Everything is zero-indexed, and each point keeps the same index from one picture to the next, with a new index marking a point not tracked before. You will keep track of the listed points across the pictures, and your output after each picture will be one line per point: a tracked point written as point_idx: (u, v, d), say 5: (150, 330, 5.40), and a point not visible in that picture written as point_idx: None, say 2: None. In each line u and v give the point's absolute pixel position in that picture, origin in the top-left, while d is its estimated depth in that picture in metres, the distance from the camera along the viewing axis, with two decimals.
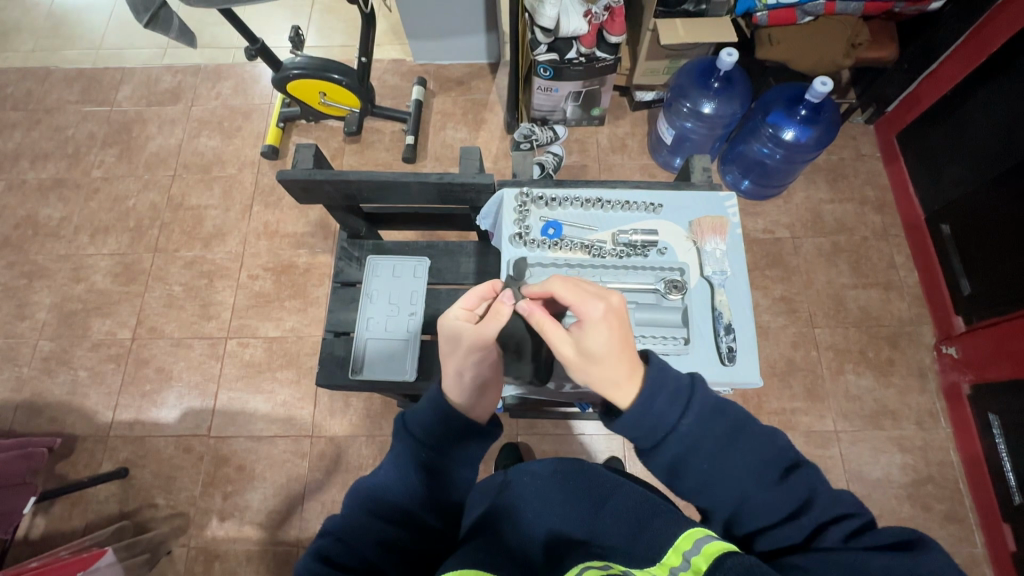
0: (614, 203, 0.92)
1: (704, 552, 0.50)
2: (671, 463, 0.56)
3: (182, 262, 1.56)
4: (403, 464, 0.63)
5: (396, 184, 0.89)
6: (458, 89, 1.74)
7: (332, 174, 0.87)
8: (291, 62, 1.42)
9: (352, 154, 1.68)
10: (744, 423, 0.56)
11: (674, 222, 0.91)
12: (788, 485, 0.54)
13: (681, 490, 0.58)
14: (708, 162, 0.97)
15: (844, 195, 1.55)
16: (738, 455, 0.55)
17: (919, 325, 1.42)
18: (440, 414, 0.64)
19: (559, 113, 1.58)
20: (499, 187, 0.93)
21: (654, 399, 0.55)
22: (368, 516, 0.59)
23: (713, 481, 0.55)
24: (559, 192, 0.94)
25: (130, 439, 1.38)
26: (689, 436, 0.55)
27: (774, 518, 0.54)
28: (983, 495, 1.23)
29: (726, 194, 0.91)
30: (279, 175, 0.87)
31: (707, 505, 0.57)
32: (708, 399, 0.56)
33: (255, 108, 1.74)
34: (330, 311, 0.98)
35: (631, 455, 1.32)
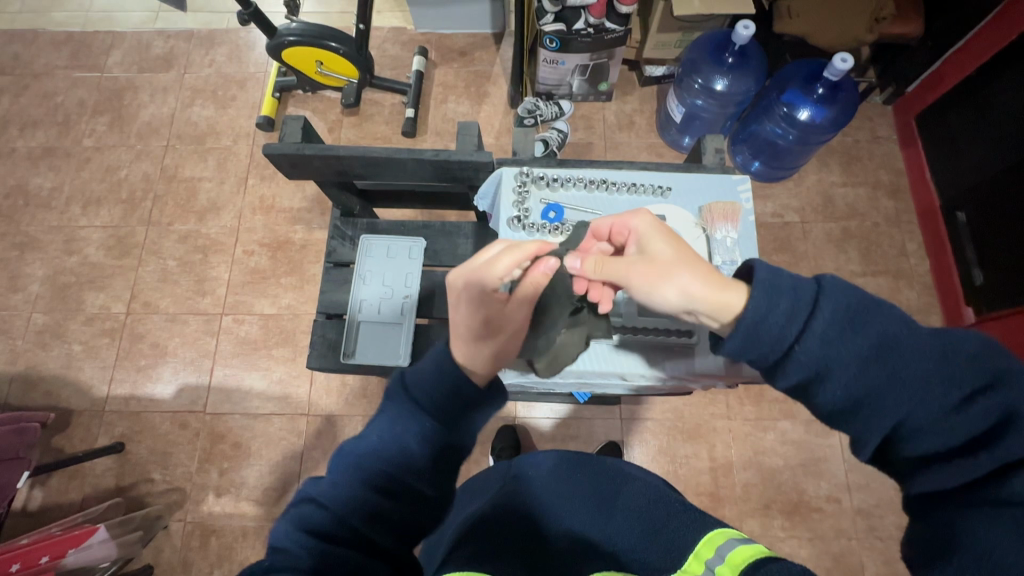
0: (619, 185, 0.88)
1: (726, 561, 0.46)
2: (801, 383, 0.53)
3: (177, 236, 1.52)
4: (399, 428, 0.59)
5: (390, 160, 0.85)
6: (461, 60, 1.67)
7: (322, 150, 0.83)
8: (286, 29, 1.36)
9: (349, 127, 1.62)
10: (897, 337, 0.50)
11: (682, 206, 0.87)
12: (965, 413, 0.47)
13: (821, 412, 0.54)
14: (721, 143, 0.93)
15: (858, 178, 1.50)
16: (888, 373, 0.49)
17: (928, 314, 1.39)
18: (444, 377, 0.61)
19: (564, 87, 1.52)
20: (498, 166, 0.89)
21: (771, 315, 0.52)
22: (362, 488, 0.55)
23: (859, 403, 0.51)
24: (561, 172, 0.89)
25: (126, 414, 1.37)
26: (814, 356, 0.51)
27: (938, 445, 0.48)
28: None
29: (739, 178, 0.87)
30: (265, 149, 0.83)
31: (853, 430, 0.52)
32: (838, 313, 0.51)
33: (250, 77, 1.68)
34: (322, 292, 0.95)
35: (629, 439, 1.31)
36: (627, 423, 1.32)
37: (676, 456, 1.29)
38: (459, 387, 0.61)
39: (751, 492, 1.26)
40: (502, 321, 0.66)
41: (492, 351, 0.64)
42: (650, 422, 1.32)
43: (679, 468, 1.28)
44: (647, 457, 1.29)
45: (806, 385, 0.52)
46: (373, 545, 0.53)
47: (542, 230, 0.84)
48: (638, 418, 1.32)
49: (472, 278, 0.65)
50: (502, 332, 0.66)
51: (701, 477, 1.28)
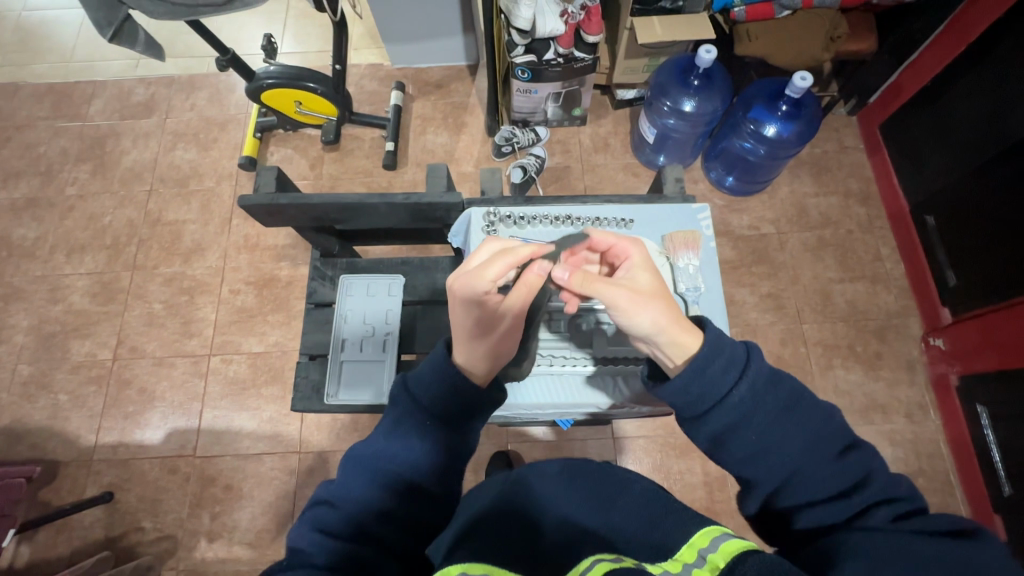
0: (584, 220, 0.90)
1: (721, 550, 0.50)
2: (716, 432, 0.57)
3: (162, 279, 1.53)
4: (402, 429, 0.62)
5: (363, 206, 0.88)
6: (437, 92, 1.71)
7: (297, 198, 0.86)
8: (264, 72, 1.39)
9: (331, 162, 1.65)
10: (803, 397, 0.56)
11: (645, 237, 0.90)
12: (842, 465, 0.53)
13: (726, 460, 0.58)
14: (680, 174, 0.97)
15: (829, 188, 1.55)
16: (793, 427, 0.55)
17: (906, 317, 1.41)
18: (446, 379, 0.63)
19: (539, 114, 1.56)
20: (468, 206, 0.92)
21: (710, 362, 0.57)
22: (372, 488, 0.58)
23: (763, 451, 0.55)
24: (527, 210, 0.92)
25: (114, 462, 1.36)
26: (741, 407, 0.56)
27: (818, 493, 0.53)
28: (973, 481, 1.23)
29: (698, 207, 0.90)
30: (241, 201, 0.85)
31: (752, 475, 0.56)
32: (763, 370, 0.57)
33: (232, 118, 1.71)
34: (304, 333, 0.96)
35: (623, 459, 1.31)
36: (619, 443, 1.32)
37: (670, 473, 1.29)
38: (455, 383, 0.63)
39: None
40: (496, 321, 0.67)
41: (489, 349, 0.66)
42: (642, 440, 1.32)
43: (674, 485, 1.28)
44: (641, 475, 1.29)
45: (721, 433, 0.57)
46: (382, 541, 0.56)
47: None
48: (630, 437, 1.33)
49: (466, 285, 0.66)
50: (496, 330, 0.67)
51: (696, 493, 1.28)
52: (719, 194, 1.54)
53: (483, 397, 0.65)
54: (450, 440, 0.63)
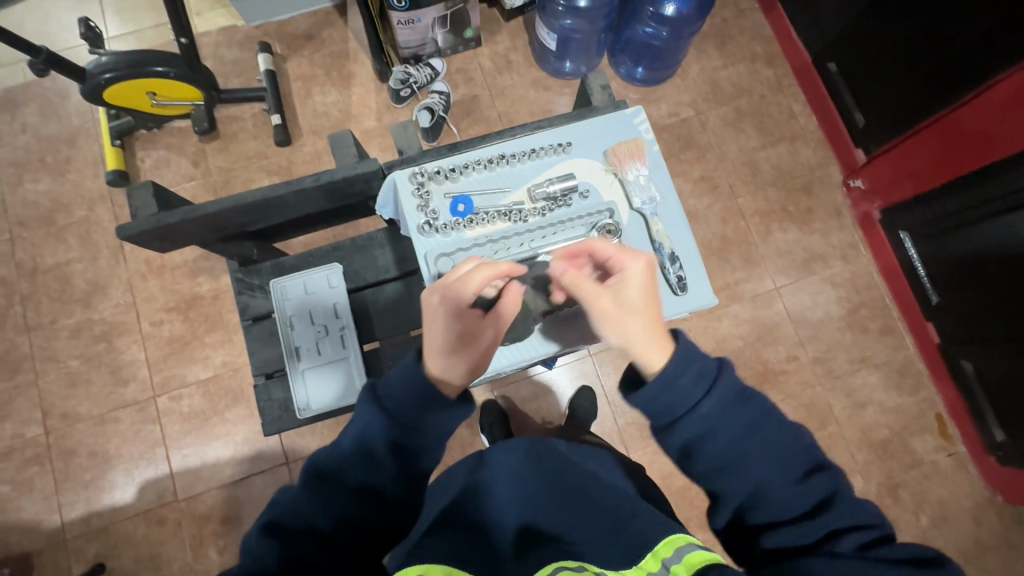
0: (520, 155, 0.86)
1: (684, 561, 0.50)
2: (686, 444, 0.59)
3: (68, 332, 1.35)
4: (368, 440, 0.59)
5: (269, 201, 0.81)
6: (310, 45, 1.51)
7: (185, 213, 0.77)
8: (96, 66, 1.17)
9: (215, 154, 1.46)
10: (770, 414, 0.58)
11: (587, 156, 0.87)
12: (807, 485, 0.56)
13: (697, 472, 0.60)
14: (604, 81, 0.93)
15: (735, 57, 1.53)
16: (755, 439, 0.57)
17: (827, 166, 1.48)
18: (415, 389, 0.62)
19: (429, 45, 1.42)
20: (389, 171, 0.86)
21: (679, 375, 0.58)
22: (330, 494, 0.55)
23: (730, 463, 0.57)
24: (456, 159, 0.86)
25: (92, 534, 1.26)
26: (708, 416, 0.58)
27: (782, 513, 0.55)
28: (906, 300, 1.37)
29: (633, 111, 0.87)
30: (120, 233, 0.76)
31: (721, 488, 0.58)
32: (733, 385, 0.59)
33: (78, 130, 1.45)
34: (252, 353, 0.89)
35: (605, 371, 1.34)
36: (598, 358, 1.35)
37: None
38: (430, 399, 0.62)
39: None
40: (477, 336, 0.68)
41: (467, 361, 0.66)
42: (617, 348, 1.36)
43: None
44: None
45: (691, 444, 0.59)
46: (335, 544, 0.53)
47: (458, 227, 0.82)
48: (605, 349, 1.36)
49: (453, 300, 0.65)
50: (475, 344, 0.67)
51: None
52: (632, 90, 1.50)
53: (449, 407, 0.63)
54: (413, 455, 0.61)
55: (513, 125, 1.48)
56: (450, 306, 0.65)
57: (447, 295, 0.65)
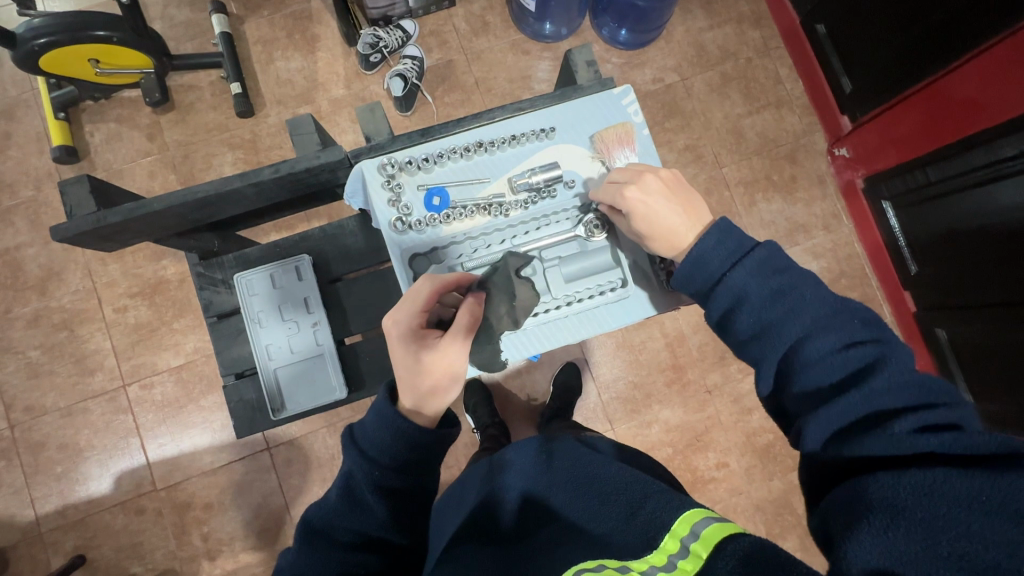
0: (500, 142, 0.81)
1: (701, 538, 0.45)
2: (722, 314, 0.62)
3: (24, 321, 1.28)
4: (354, 487, 0.57)
5: (224, 194, 0.75)
6: (269, 4, 1.39)
7: (129, 212, 0.71)
8: (27, 30, 1.05)
9: (171, 127, 1.35)
10: (803, 287, 0.59)
11: (571, 142, 0.82)
12: (849, 355, 0.54)
13: (736, 342, 0.62)
14: (590, 55, 0.86)
15: (721, 17, 1.47)
16: (788, 309, 0.58)
17: (812, 133, 1.45)
18: (389, 428, 0.58)
19: (399, 5, 1.33)
20: (357, 160, 0.80)
21: (708, 254, 0.63)
22: (322, 549, 0.54)
23: (765, 331, 0.59)
24: (430, 147, 0.81)
25: (70, 526, 1.23)
26: (736, 284, 0.61)
27: (822, 382, 0.54)
28: (887, 272, 1.38)
29: (621, 91, 0.82)
30: (56, 235, 0.71)
31: (759, 357, 0.60)
32: (762, 257, 0.61)
33: (16, 101, 1.33)
34: (219, 352, 0.85)
35: (589, 348, 1.34)
36: None
37: (635, 346, 1.34)
38: (403, 433, 0.58)
39: (706, 350, 1.35)
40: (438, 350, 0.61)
41: (434, 380, 0.61)
42: None
43: (640, 356, 1.34)
44: (608, 356, 1.34)
45: (725, 314, 0.62)
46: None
47: (433, 223, 0.79)
48: None
49: (400, 324, 0.62)
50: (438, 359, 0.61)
51: (662, 357, 1.34)
52: (615, 53, 1.43)
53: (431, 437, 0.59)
54: (404, 491, 0.58)
55: (491, 92, 1.40)
56: (398, 331, 0.62)
57: (395, 324, 0.63)
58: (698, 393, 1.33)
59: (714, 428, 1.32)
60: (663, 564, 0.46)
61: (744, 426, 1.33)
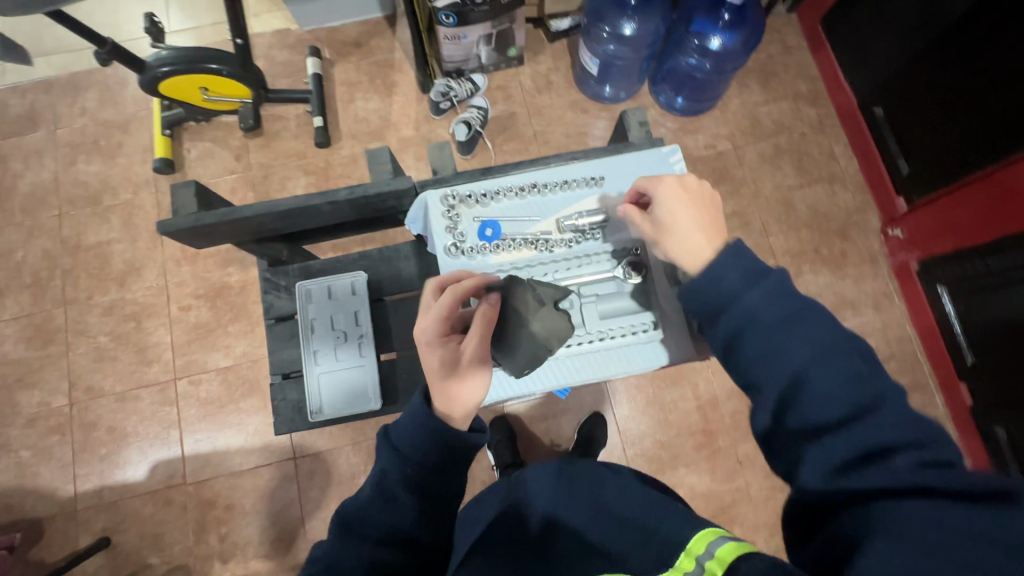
0: (551, 185, 0.87)
1: (715, 557, 0.44)
2: (731, 334, 0.60)
3: (101, 309, 1.40)
4: (385, 482, 0.60)
5: (302, 209, 0.83)
6: (358, 52, 1.56)
7: (223, 215, 0.80)
8: (155, 59, 1.22)
9: (257, 150, 1.50)
10: (812, 312, 0.58)
11: (618, 191, 0.87)
12: (855, 388, 0.53)
13: (739, 363, 0.60)
14: (643, 116, 0.92)
15: (778, 93, 1.52)
16: (800, 335, 0.56)
17: (865, 211, 1.44)
18: (422, 424, 0.60)
19: (473, 60, 1.45)
20: (421, 189, 0.87)
21: (727, 271, 0.61)
22: (356, 541, 0.57)
23: (773, 355, 0.57)
24: (488, 184, 0.87)
25: (102, 507, 1.30)
26: (753, 306, 0.59)
27: (825, 416, 0.53)
28: (940, 360, 1.31)
29: (670, 149, 0.87)
30: (160, 227, 0.79)
31: (762, 382, 0.57)
32: (779, 280, 0.59)
33: (132, 117, 1.52)
34: (271, 352, 0.91)
35: (618, 400, 1.32)
36: (612, 386, 1.33)
37: (664, 404, 1.32)
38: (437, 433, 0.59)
39: (739, 420, 1.31)
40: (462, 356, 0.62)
41: (461, 385, 0.61)
42: (632, 379, 1.33)
43: (669, 415, 1.32)
44: (637, 411, 1.32)
45: (732, 334, 0.60)
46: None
47: (482, 252, 0.84)
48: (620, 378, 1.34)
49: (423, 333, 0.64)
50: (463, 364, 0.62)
51: (692, 419, 1.32)
52: (670, 118, 1.50)
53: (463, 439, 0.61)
54: (434, 492, 0.60)
55: (547, 144, 1.49)
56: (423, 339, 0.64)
57: (422, 332, 0.64)
58: (728, 462, 1.29)
59: (742, 502, 1.27)
60: None
61: (775, 505, 1.26)
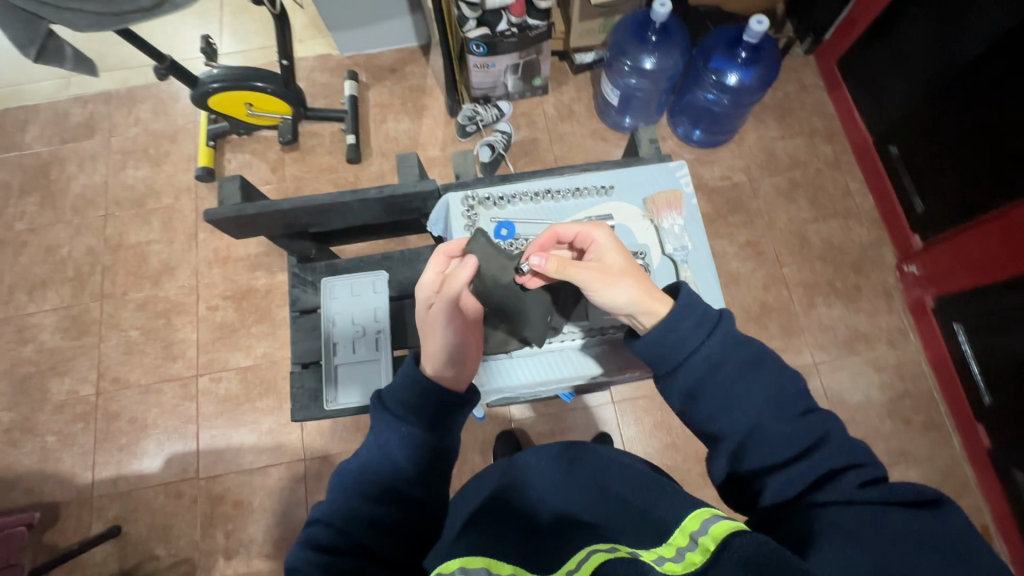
0: (564, 192, 0.91)
1: (709, 532, 0.46)
2: (689, 386, 0.60)
3: (134, 304, 1.48)
4: (384, 444, 0.62)
5: (335, 205, 0.89)
6: (392, 77, 1.66)
7: (264, 207, 0.86)
8: (207, 76, 1.33)
9: (292, 163, 1.59)
10: (765, 356, 0.59)
11: (627, 201, 0.91)
12: (804, 421, 0.56)
13: (696, 416, 0.61)
14: (654, 134, 0.97)
15: (794, 130, 1.56)
16: (754, 381, 0.58)
17: (880, 247, 1.45)
18: (417, 384, 0.66)
19: (500, 88, 1.53)
20: (444, 192, 0.92)
21: (681, 320, 0.61)
22: (357, 499, 0.58)
23: (727, 407, 0.58)
24: (505, 189, 0.92)
25: (116, 496, 1.33)
26: (711, 357, 0.59)
27: (780, 455, 0.55)
28: (956, 399, 1.29)
29: (676, 165, 0.92)
30: (207, 215, 0.85)
31: (718, 431, 0.59)
32: (733, 329, 0.60)
33: (180, 129, 1.63)
34: (294, 343, 0.96)
35: (625, 421, 1.33)
36: (620, 407, 1.34)
37: (672, 428, 1.32)
38: (435, 395, 0.66)
39: None
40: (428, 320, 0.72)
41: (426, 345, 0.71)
42: (640, 400, 1.34)
43: (676, 439, 1.31)
44: (644, 433, 1.32)
45: (691, 389, 0.60)
46: (377, 552, 0.55)
47: None
48: (628, 399, 1.35)
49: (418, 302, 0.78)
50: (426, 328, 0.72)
51: (699, 444, 1.31)
52: (687, 149, 1.54)
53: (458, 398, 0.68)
54: (431, 453, 0.63)
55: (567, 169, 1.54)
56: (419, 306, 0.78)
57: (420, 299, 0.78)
58: None
59: None
60: (672, 554, 0.47)
61: None
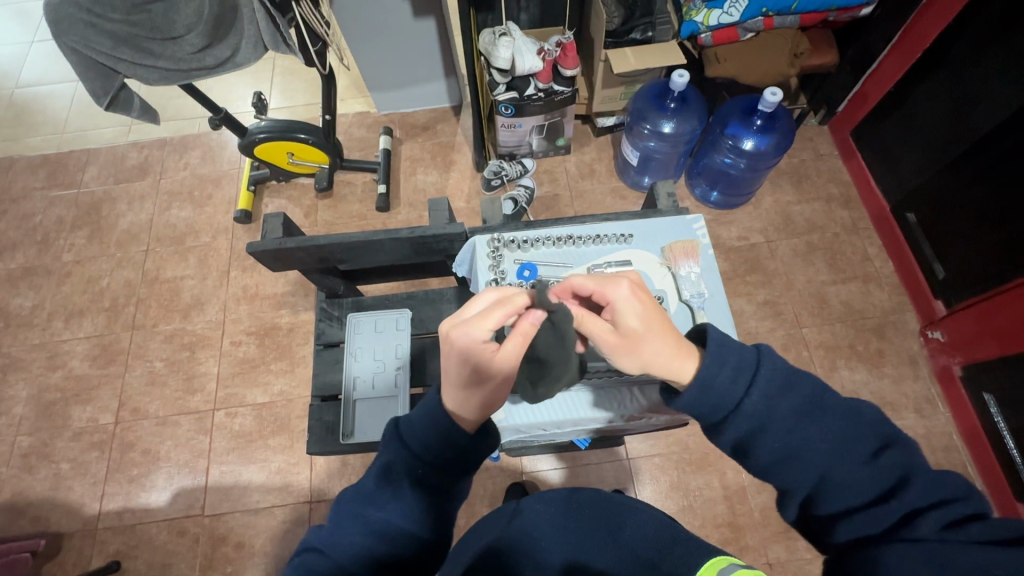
0: (585, 238, 0.95)
1: None
2: (739, 439, 0.59)
3: (162, 336, 1.53)
4: (391, 476, 0.61)
5: (366, 244, 0.94)
6: (424, 133, 1.77)
7: (303, 242, 0.91)
8: (256, 127, 1.43)
9: (324, 209, 1.68)
10: (822, 399, 0.57)
11: (645, 249, 0.94)
12: (878, 463, 0.53)
13: (757, 469, 0.59)
14: (672, 188, 1.02)
15: (810, 195, 1.59)
16: (813, 428, 0.56)
17: (902, 312, 1.44)
18: (436, 424, 0.62)
19: (525, 147, 1.62)
20: (471, 235, 0.97)
21: (715, 377, 0.58)
22: (358, 531, 0.58)
23: (788, 458, 0.56)
24: (529, 233, 0.96)
25: (120, 529, 1.32)
26: (756, 412, 0.57)
27: (852, 501, 0.53)
28: (992, 475, 1.23)
29: (693, 217, 0.95)
30: (249, 247, 0.90)
31: (786, 483, 0.57)
32: (773, 375, 0.58)
33: (224, 174, 1.74)
34: (316, 375, 1.01)
35: (640, 479, 1.29)
36: (635, 464, 1.30)
37: (689, 490, 1.27)
38: (448, 433, 0.61)
39: (769, 516, 1.23)
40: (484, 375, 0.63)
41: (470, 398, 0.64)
42: (657, 458, 1.30)
43: (693, 502, 1.26)
44: (660, 494, 1.27)
45: (742, 443, 0.58)
46: None
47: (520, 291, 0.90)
48: (644, 456, 1.31)
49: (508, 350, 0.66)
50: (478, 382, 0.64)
51: (717, 508, 1.26)
52: (705, 210, 1.59)
53: (473, 441, 0.63)
54: (438, 488, 0.62)
55: None
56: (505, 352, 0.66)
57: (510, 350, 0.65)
58: (756, 562, 1.20)
59: None
60: None
61: None
